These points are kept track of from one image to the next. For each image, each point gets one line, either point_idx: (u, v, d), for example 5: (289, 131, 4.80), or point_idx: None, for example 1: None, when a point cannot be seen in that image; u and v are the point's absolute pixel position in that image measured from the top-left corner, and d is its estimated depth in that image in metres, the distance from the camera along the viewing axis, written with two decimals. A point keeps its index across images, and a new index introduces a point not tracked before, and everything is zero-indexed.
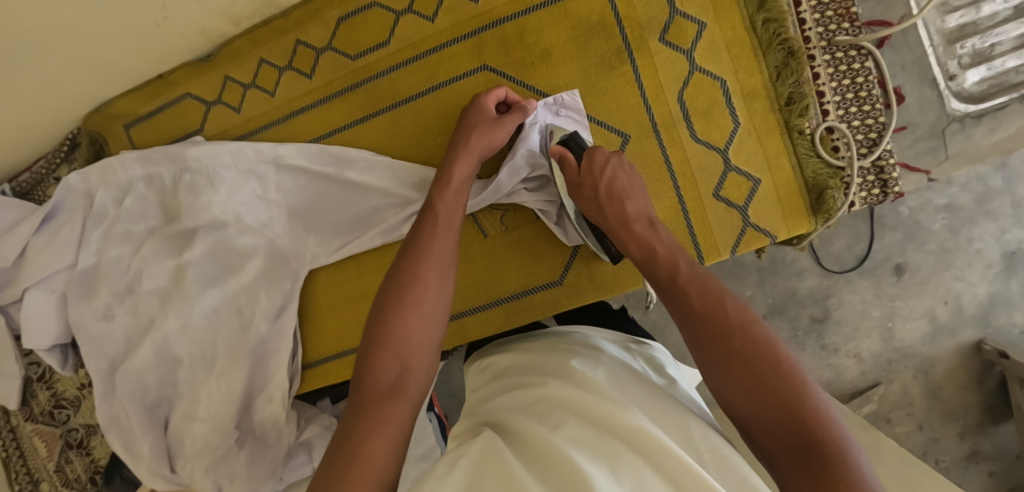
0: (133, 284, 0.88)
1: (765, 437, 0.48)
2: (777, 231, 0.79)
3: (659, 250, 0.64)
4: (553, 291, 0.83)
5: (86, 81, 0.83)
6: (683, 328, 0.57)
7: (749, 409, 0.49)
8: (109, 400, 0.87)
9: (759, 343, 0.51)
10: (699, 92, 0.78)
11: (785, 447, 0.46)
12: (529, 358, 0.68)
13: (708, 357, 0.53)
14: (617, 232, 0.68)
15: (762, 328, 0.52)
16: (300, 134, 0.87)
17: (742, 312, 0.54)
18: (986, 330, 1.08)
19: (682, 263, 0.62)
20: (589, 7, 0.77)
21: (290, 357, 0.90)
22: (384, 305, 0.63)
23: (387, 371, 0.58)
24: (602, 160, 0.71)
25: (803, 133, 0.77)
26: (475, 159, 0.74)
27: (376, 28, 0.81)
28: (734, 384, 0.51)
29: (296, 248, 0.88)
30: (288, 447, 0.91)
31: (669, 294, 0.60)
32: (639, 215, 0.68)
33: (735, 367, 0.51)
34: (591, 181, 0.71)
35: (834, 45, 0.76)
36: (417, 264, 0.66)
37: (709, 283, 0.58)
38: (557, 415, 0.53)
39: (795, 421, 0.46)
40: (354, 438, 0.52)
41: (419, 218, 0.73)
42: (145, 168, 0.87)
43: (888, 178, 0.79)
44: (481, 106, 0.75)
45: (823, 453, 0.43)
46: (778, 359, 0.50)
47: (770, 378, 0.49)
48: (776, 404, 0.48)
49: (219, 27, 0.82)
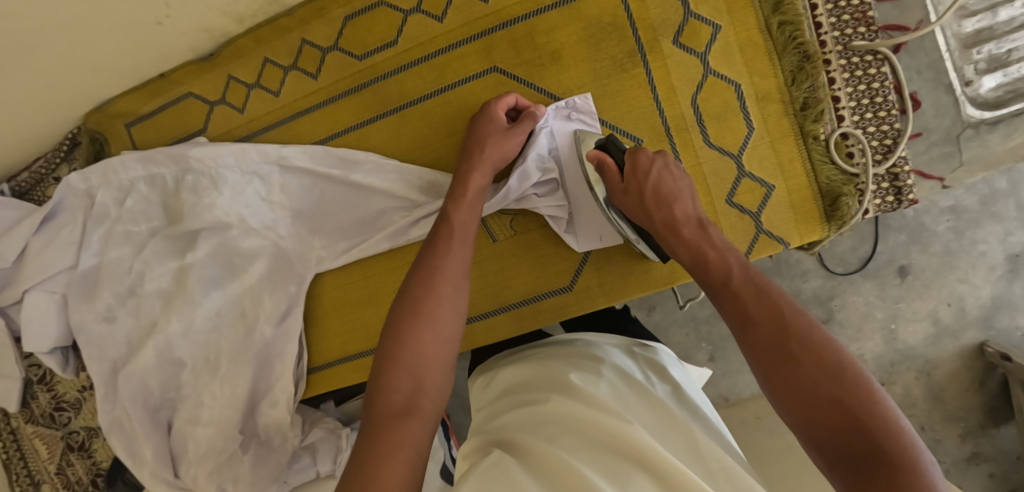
0: (135, 286, 0.86)
1: (827, 452, 0.45)
2: (790, 237, 0.78)
3: (710, 254, 0.62)
4: (562, 296, 0.83)
5: (87, 80, 0.82)
6: (739, 336, 0.55)
7: (810, 421, 0.47)
8: (111, 403, 0.87)
9: (822, 350, 0.49)
10: (713, 97, 0.77)
11: (851, 460, 0.44)
12: (533, 374, 0.67)
13: (764, 364, 0.51)
14: (667, 238, 0.67)
15: (824, 335, 0.50)
16: (306, 135, 0.86)
17: (800, 317, 0.52)
18: (989, 332, 1.08)
19: (736, 267, 0.59)
20: (602, 8, 0.76)
21: (294, 359, 0.89)
22: (398, 319, 0.62)
23: (401, 390, 0.57)
24: (646, 162, 0.70)
25: (818, 138, 0.76)
26: (489, 171, 0.73)
27: (383, 28, 0.80)
28: (791, 389, 0.49)
29: (301, 250, 0.87)
30: (293, 451, 0.90)
31: (723, 299, 0.58)
32: (688, 219, 0.66)
33: (793, 372, 0.49)
34: (636, 185, 0.70)
35: (850, 49, 0.75)
36: (432, 278, 0.65)
37: (764, 287, 0.56)
38: (564, 438, 0.52)
39: (860, 434, 0.44)
40: (369, 464, 0.51)
41: (433, 228, 0.72)
42: (147, 169, 0.86)
43: (903, 185, 0.78)
44: (491, 115, 0.75)
45: (893, 469, 0.41)
46: (839, 365, 0.48)
47: (832, 387, 0.47)
48: (840, 415, 0.46)
49: (223, 25, 0.80)
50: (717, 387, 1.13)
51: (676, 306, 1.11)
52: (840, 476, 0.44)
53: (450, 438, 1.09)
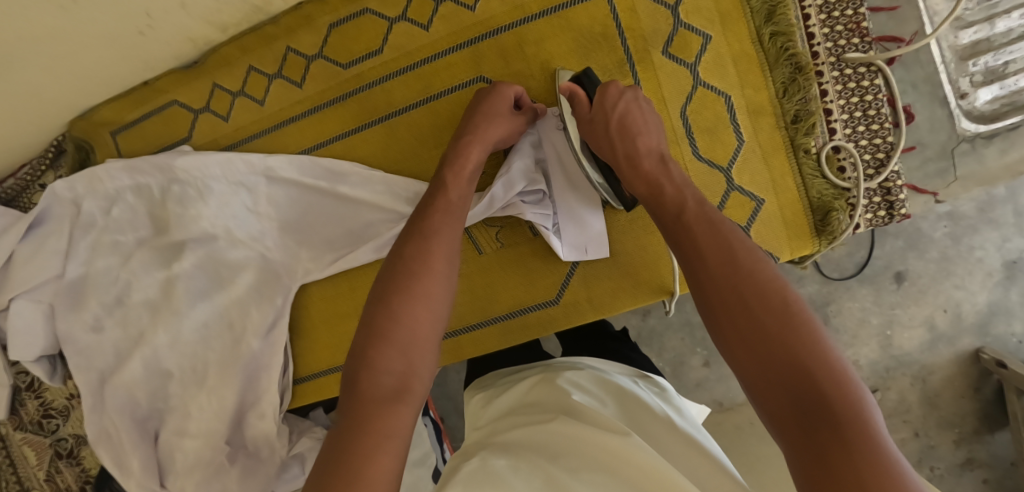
0: (122, 296, 0.86)
1: (765, 389, 0.45)
2: (780, 252, 0.77)
3: (667, 188, 0.61)
4: (550, 310, 0.82)
5: (71, 90, 0.81)
6: (687, 271, 0.54)
7: (748, 359, 0.47)
8: (98, 414, 0.86)
9: (767, 287, 0.48)
10: (703, 108, 0.76)
11: (786, 390, 0.44)
12: (537, 396, 0.67)
13: (710, 300, 0.51)
14: (625, 170, 0.66)
15: (772, 273, 0.50)
16: (291, 145, 0.85)
17: (751, 253, 0.51)
18: (985, 338, 1.07)
19: (691, 201, 0.59)
20: (591, 18, 0.74)
21: (281, 371, 0.88)
22: (390, 294, 0.61)
23: (391, 371, 0.56)
24: (615, 95, 0.69)
25: (809, 152, 0.75)
26: (488, 148, 0.72)
27: (369, 37, 0.79)
28: (733, 327, 0.48)
29: (288, 262, 0.86)
30: (281, 462, 0.89)
31: (675, 231, 0.57)
32: (650, 152, 0.66)
33: (738, 307, 0.48)
34: (603, 116, 0.68)
35: (844, 61, 0.74)
36: (427, 252, 0.63)
37: (717, 221, 0.55)
38: (568, 454, 0.52)
39: (795, 370, 0.44)
40: (356, 451, 0.50)
41: (425, 195, 0.70)
42: (133, 178, 0.85)
43: (895, 199, 0.76)
44: (503, 95, 0.73)
45: (828, 407, 0.41)
46: (785, 302, 0.47)
47: (776, 324, 0.46)
48: (780, 350, 0.45)
49: (206, 34, 0.79)
50: (711, 392, 1.11)
51: (671, 312, 1.11)
52: (779, 419, 0.44)
53: (443, 442, 1.08)
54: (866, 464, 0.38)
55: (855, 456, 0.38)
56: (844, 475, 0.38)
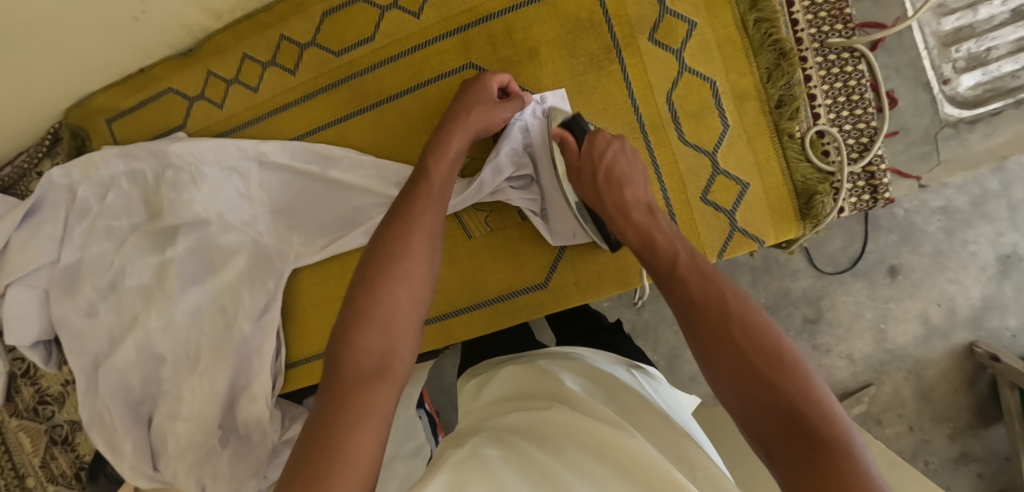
0: (116, 281, 0.87)
1: (767, 437, 0.47)
2: (765, 235, 0.78)
3: (658, 238, 0.63)
4: (538, 293, 0.83)
5: (67, 76, 0.82)
6: (682, 321, 0.56)
7: (748, 407, 0.49)
8: (92, 398, 0.87)
9: (761, 335, 0.51)
10: (689, 94, 0.76)
11: (786, 437, 0.46)
12: (526, 385, 0.67)
13: (708, 353, 0.53)
14: (615, 219, 0.68)
15: (765, 321, 0.52)
16: (284, 131, 0.86)
17: (742, 303, 0.54)
18: (979, 332, 1.07)
19: (682, 252, 0.61)
20: (578, 5, 0.75)
21: (274, 355, 0.89)
22: (372, 277, 0.62)
23: (372, 350, 0.57)
24: (603, 144, 0.71)
25: (793, 136, 0.76)
26: (470, 136, 0.72)
27: (361, 24, 0.80)
28: (733, 378, 0.51)
29: (280, 247, 0.87)
30: (272, 447, 0.90)
31: (668, 284, 0.59)
32: (638, 203, 0.68)
33: (735, 360, 0.51)
34: (590, 165, 0.71)
35: (827, 46, 0.75)
36: (408, 234, 0.64)
37: (708, 272, 0.57)
38: (556, 437, 0.52)
39: (795, 418, 0.46)
40: (337, 428, 0.50)
41: (409, 181, 0.71)
42: (127, 164, 0.86)
43: (879, 183, 0.77)
44: (485, 86, 0.73)
45: (831, 455, 0.43)
46: (779, 352, 0.50)
47: (773, 376, 0.49)
48: (778, 401, 0.47)
49: (200, 21, 0.80)
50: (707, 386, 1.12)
51: (664, 305, 1.11)
52: (780, 467, 0.45)
53: (437, 434, 1.09)
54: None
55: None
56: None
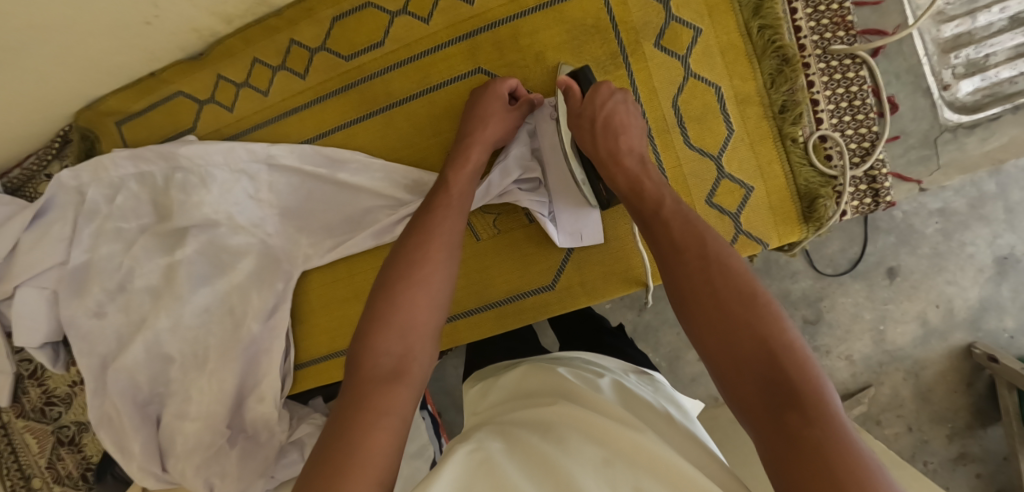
0: (125, 282, 0.87)
1: (733, 367, 0.49)
2: (769, 238, 0.79)
3: (647, 184, 0.65)
4: (545, 295, 0.84)
5: (78, 78, 0.83)
6: (662, 263, 0.58)
7: (716, 340, 0.51)
8: (100, 398, 0.88)
9: (736, 277, 0.53)
10: (694, 98, 0.78)
11: (751, 367, 0.48)
12: (533, 383, 0.68)
13: (686, 290, 0.54)
14: (607, 165, 0.69)
15: (741, 265, 0.54)
16: (293, 134, 0.87)
17: (721, 248, 0.56)
18: (977, 334, 1.09)
19: (668, 198, 0.63)
20: (585, 11, 0.77)
21: (282, 356, 0.90)
22: (391, 282, 0.63)
23: (390, 353, 0.58)
24: (605, 95, 0.72)
25: (797, 141, 0.77)
26: (487, 150, 0.74)
27: (370, 29, 0.81)
28: (705, 311, 0.52)
29: (289, 248, 0.88)
30: (280, 446, 0.91)
31: (652, 226, 0.61)
32: (631, 152, 0.69)
33: (709, 294, 0.53)
34: (590, 112, 0.71)
35: (829, 53, 0.76)
36: (426, 242, 0.66)
37: (692, 219, 0.60)
38: (563, 427, 0.53)
39: (761, 351, 0.48)
40: (355, 427, 0.51)
41: (430, 193, 0.72)
42: (137, 166, 0.87)
43: (881, 187, 0.79)
44: (497, 93, 0.75)
45: (792, 385, 0.45)
46: (753, 293, 0.51)
47: (743, 311, 0.50)
48: (746, 334, 0.49)
49: (211, 25, 0.81)
50: (708, 387, 1.13)
51: (665, 307, 1.12)
52: (743, 400, 0.48)
53: (441, 436, 1.09)
54: (828, 440, 0.41)
55: (813, 424, 0.42)
56: (802, 446, 0.42)
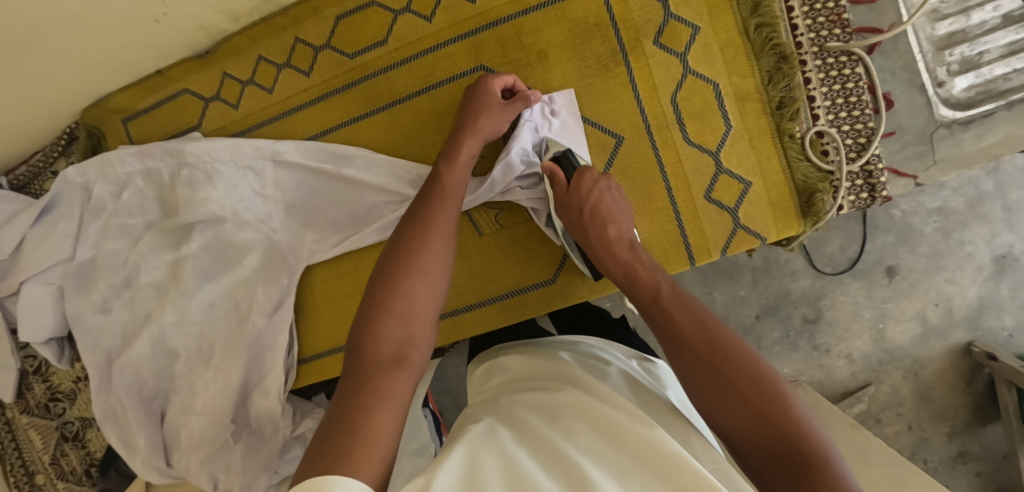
0: (130, 278, 0.88)
1: (748, 445, 0.50)
2: (767, 232, 0.80)
3: (642, 273, 0.66)
4: (547, 289, 0.85)
5: (86, 76, 0.84)
6: (668, 352, 0.58)
7: (731, 420, 0.51)
8: (105, 393, 0.88)
9: (742, 361, 0.53)
10: (693, 96, 0.79)
11: (766, 446, 0.49)
12: (534, 368, 0.69)
13: (694, 377, 0.55)
14: (600, 254, 0.71)
15: (743, 347, 0.54)
16: (298, 131, 0.88)
17: (722, 330, 0.56)
18: (976, 332, 1.10)
19: (664, 284, 0.64)
20: (586, 9, 0.78)
21: (286, 350, 0.91)
22: (390, 270, 0.64)
23: (391, 340, 0.59)
24: (590, 183, 0.74)
25: (794, 137, 0.78)
26: (481, 142, 0.75)
27: (374, 27, 0.82)
28: (713, 396, 0.53)
29: (293, 243, 0.89)
30: (283, 441, 0.92)
31: (653, 315, 0.62)
32: (621, 239, 0.71)
33: (715, 380, 0.53)
34: (578, 202, 0.73)
35: (826, 50, 0.77)
36: (425, 232, 0.67)
37: (690, 302, 0.60)
38: (568, 418, 0.53)
39: (773, 430, 0.49)
40: (358, 410, 0.52)
41: (424, 187, 0.74)
42: (143, 163, 0.88)
43: (877, 182, 0.80)
44: (487, 89, 0.75)
45: (808, 462, 0.46)
46: (758, 373, 0.52)
47: (752, 392, 0.51)
48: (757, 415, 0.50)
49: (218, 24, 0.82)
50: None
51: None
52: (772, 486, 0.48)
53: (443, 434, 1.09)
54: None
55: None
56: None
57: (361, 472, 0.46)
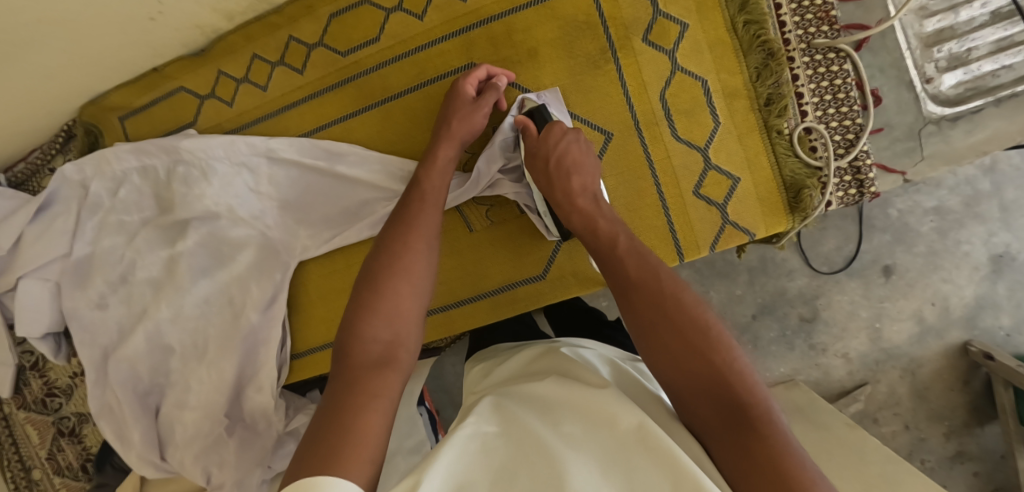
0: (126, 274, 0.89)
1: (686, 387, 0.52)
2: (756, 228, 0.81)
3: (602, 223, 0.66)
4: (537, 284, 0.85)
5: (83, 74, 0.85)
6: (619, 295, 0.59)
7: (675, 364, 0.53)
8: (102, 388, 0.89)
9: (688, 306, 0.55)
10: (681, 92, 0.80)
11: (703, 387, 0.51)
12: (528, 367, 0.69)
13: (642, 321, 0.56)
14: (562, 205, 0.70)
15: (692, 296, 0.56)
16: (292, 129, 0.89)
17: (672, 279, 0.57)
18: (973, 331, 1.10)
19: (623, 235, 0.64)
20: (576, 7, 0.79)
21: (280, 347, 0.92)
22: (374, 272, 0.65)
23: (377, 340, 0.59)
24: (559, 134, 0.73)
25: (782, 133, 0.79)
26: (457, 145, 0.75)
27: (367, 26, 0.83)
28: (660, 342, 0.54)
29: (287, 240, 0.89)
30: (277, 436, 0.92)
31: (609, 264, 0.63)
32: (584, 191, 0.70)
33: (664, 325, 0.54)
34: (544, 153, 0.72)
35: (813, 47, 0.78)
36: (407, 234, 0.68)
37: (645, 253, 0.61)
38: (559, 412, 0.53)
39: (713, 375, 0.50)
40: (347, 412, 0.52)
41: (406, 193, 0.74)
42: (139, 160, 0.89)
43: (865, 178, 0.80)
44: (461, 93, 0.77)
45: (742, 402, 0.48)
46: (704, 320, 0.54)
47: (697, 337, 0.52)
48: (701, 359, 0.51)
49: (213, 22, 0.83)
50: None
51: None
52: (703, 418, 0.50)
53: (438, 432, 1.10)
54: (776, 447, 0.45)
55: (764, 437, 0.45)
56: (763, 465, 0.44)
57: (350, 471, 0.47)
